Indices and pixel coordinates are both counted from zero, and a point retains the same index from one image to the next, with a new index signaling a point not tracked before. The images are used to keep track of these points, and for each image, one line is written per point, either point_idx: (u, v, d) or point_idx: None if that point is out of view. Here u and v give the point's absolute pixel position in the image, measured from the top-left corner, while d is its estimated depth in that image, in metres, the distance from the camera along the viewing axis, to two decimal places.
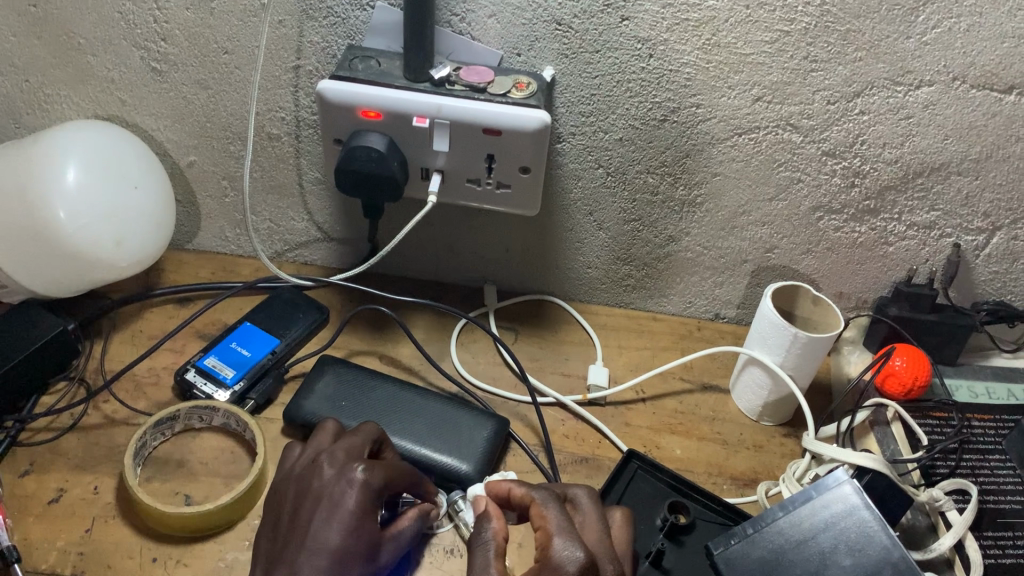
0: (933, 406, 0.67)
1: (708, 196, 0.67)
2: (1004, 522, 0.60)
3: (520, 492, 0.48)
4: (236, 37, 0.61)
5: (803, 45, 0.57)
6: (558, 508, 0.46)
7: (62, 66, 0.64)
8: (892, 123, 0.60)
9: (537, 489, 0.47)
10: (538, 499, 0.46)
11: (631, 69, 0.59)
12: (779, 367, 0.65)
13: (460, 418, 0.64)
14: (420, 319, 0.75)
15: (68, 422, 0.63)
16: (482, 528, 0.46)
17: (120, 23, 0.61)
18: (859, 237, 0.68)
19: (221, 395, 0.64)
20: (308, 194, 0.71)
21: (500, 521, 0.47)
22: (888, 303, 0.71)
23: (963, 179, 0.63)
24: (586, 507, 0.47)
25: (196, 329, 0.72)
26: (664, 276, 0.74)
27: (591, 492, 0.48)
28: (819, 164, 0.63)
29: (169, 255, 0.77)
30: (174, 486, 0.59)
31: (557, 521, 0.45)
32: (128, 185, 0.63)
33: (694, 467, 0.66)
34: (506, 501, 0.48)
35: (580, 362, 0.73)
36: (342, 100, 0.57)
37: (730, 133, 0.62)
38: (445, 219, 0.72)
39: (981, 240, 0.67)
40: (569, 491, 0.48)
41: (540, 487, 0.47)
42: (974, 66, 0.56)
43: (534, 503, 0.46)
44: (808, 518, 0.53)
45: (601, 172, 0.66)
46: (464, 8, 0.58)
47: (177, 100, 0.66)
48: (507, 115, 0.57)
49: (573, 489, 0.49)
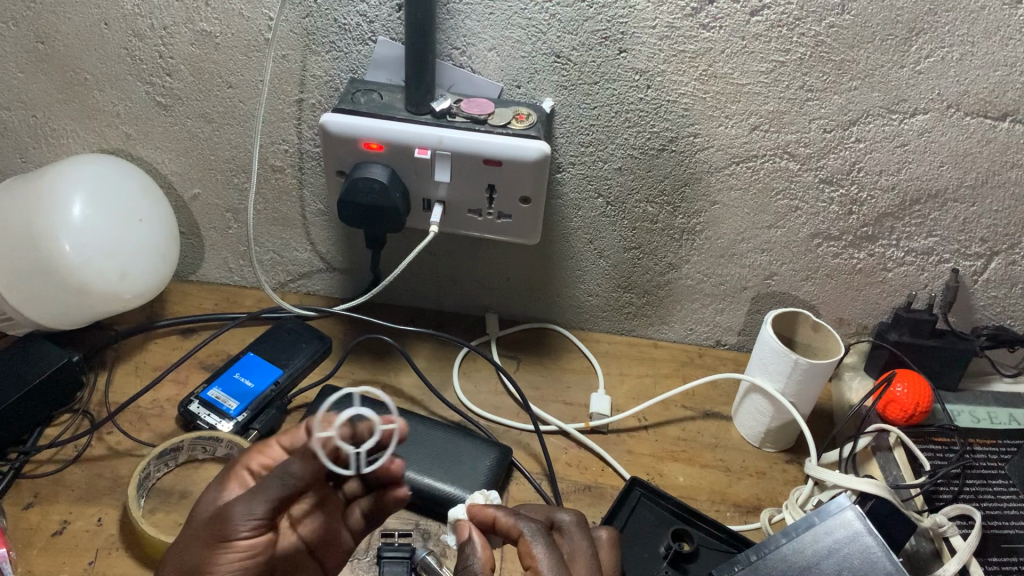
0: (934, 432, 0.67)
1: (707, 224, 0.67)
2: (1009, 547, 0.60)
3: (507, 519, 0.46)
4: (239, 72, 0.62)
5: (799, 75, 0.58)
6: (547, 543, 0.45)
7: (69, 101, 0.65)
8: (889, 151, 0.61)
9: (523, 519, 0.46)
10: (528, 534, 0.45)
11: (629, 99, 0.60)
12: (780, 394, 0.65)
13: (462, 447, 0.64)
14: (422, 348, 0.75)
15: (73, 454, 0.63)
16: (469, 559, 0.45)
17: (126, 58, 0.62)
18: (858, 264, 0.68)
19: (224, 426, 0.65)
20: (311, 225, 0.72)
21: (487, 551, 0.46)
22: (888, 329, 0.71)
23: (960, 206, 0.63)
24: (575, 535, 0.47)
25: (200, 360, 0.72)
26: (665, 303, 0.74)
27: (577, 520, 0.48)
28: (817, 192, 0.64)
29: (173, 287, 0.78)
30: (177, 518, 0.59)
31: (548, 559, 0.44)
32: (135, 219, 0.64)
33: (697, 495, 0.66)
34: (491, 526, 0.47)
35: (582, 390, 0.73)
36: (344, 133, 0.58)
37: (728, 162, 0.63)
38: (447, 248, 0.72)
39: (980, 266, 0.67)
40: (553, 518, 0.49)
41: (528, 518, 0.46)
42: (969, 95, 0.57)
43: (523, 537, 0.45)
44: (811, 543, 0.53)
45: (601, 202, 0.66)
46: (464, 42, 0.59)
47: (181, 133, 0.67)
48: (508, 146, 0.58)
49: (559, 515, 0.49)
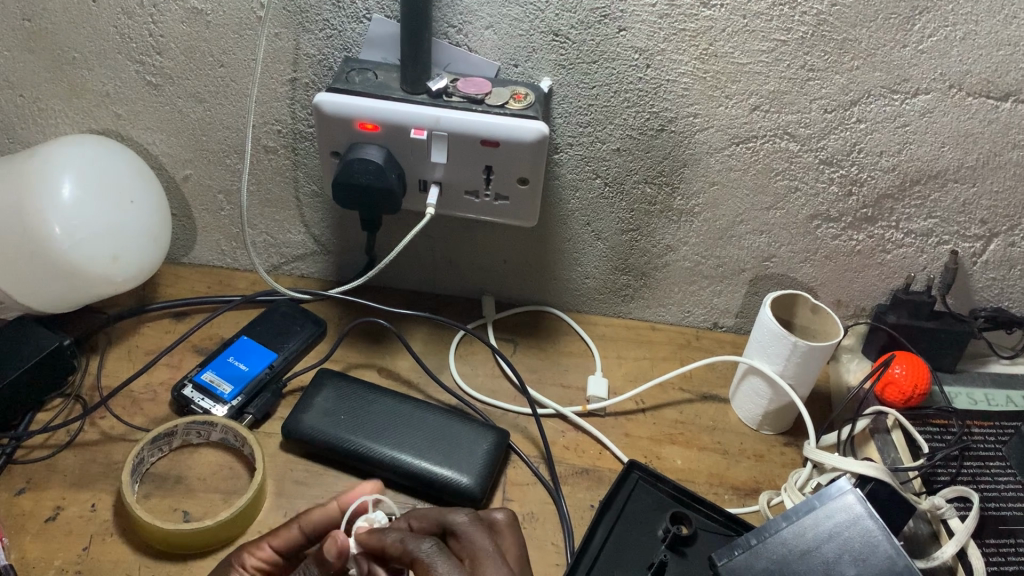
0: (933, 414, 0.67)
1: (706, 206, 0.67)
2: (1007, 529, 0.60)
3: (397, 546, 0.46)
4: (231, 50, 0.61)
5: (801, 54, 0.57)
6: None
7: (56, 81, 0.64)
8: (889, 131, 0.60)
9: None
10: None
11: (628, 79, 0.59)
12: (779, 376, 0.65)
13: (459, 430, 0.64)
14: (419, 332, 0.75)
15: (65, 439, 0.62)
16: None
17: (115, 36, 0.61)
18: (857, 246, 0.68)
19: (218, 410, 0.64)
20: (304, 207, 0.71)
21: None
22: (887, 311, 0.71)
23: (960, 186, 0.63)
24: (506, 536, 0.51)
25: (193, 344, 0.71)
26: (662, 286, 0.74)
27: (507, 518, 0.52)
28: (816, 173, 0.63)
29: (165, 269, 0.77)
30: (172, 503, 0.58)
31: None
32: (124, 201, 0.63)
33: (695, 478, 0.65)
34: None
35: (579, 373, 0.73)
36: (339, 113, 0.57)
37: (728, 143, 0.62)
38: (442, 230, 0.72)
39: (979, 247, 0.67)
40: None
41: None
42: (971, 74, 0.56)
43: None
44: (810, 528, 0.53)
45: (599, 183, 0.66)
46: (460, 20, 0.58)
47: (173, 114, 0.65)
48: (505, 126, 0.57)
49: (453, 516, 0.50)
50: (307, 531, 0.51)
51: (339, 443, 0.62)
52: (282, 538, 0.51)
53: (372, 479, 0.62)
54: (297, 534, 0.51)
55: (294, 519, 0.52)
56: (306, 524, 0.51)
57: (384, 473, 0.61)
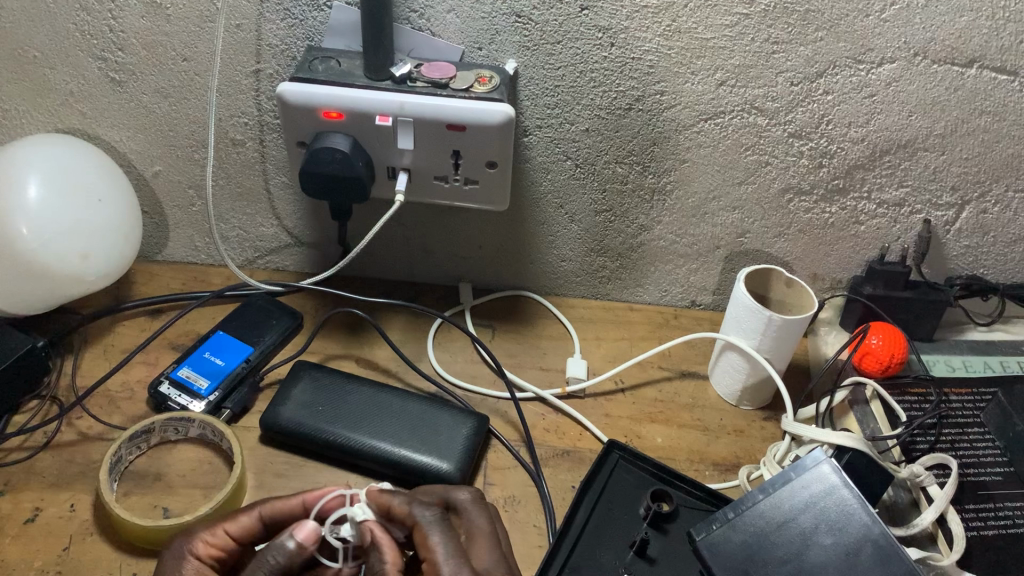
0: (910, 382, 0.67)
1: (678, 183, 0.66)
2: (986, 494, 0.60)
3: (401, 508, 0.51)
4: (193, 44, 0.61)
5: (763, 27, 0.57)
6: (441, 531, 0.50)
7: (18, 80, 0.64)
8: (857, 102, 0.60)
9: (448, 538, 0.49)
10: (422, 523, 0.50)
11: (593, 58, 0.59)
12: (755, 351, 0.65)
13: (437, 417, 0.64)
14: (396, 321, 0.75)
15: (42, 440, 0.62)
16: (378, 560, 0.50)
17: (75, 33, 0.60)
18: (830, 218, 0.68)
19: (196, 406, 0.64)
20: (276, 200, 0.70)
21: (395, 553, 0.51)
22: (862, 282, 0.71)
23: (930, 155, 0.63)
24: (473, 516, 0.52)
25: (170, 340, 0.71)
26: (638, 266, 0.74)
27: (473, 499, 0.53)
28: (786, 146, 0.63)
29: (140, 267, 0.76)
30: (152, 500, 0.58)
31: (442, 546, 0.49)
32: (93, 199, 0.62)
33: (676, 455, 0.65)
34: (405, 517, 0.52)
35: (558, 355, 0.73)
36: (302, 102, 0.57)
37: (695, 119, 0.62)
38: (416, 217, 0.71)
39: (951, 216, 0.67)
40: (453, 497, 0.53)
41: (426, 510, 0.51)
42: (935, 42, 0.56)
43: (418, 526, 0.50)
44: (787, 498, 0.54)
45: (570, 164, 0.65)
46: (421, 4, 0.58)
47: (138, 110, 0.65)
48: (470, 110, 0.57)
49: (456, 493, 0.53)
50: (267, 522, 0.52)
51: (318, 434, 0.62)
52: (239, 526, 0.51)
53: (353, 468, 0.62)
54: (257, 522, 0.52)
55: (255, 509, 0.52)
56: (268, 515, 0.52)
57: (364, 463, 0.61)
